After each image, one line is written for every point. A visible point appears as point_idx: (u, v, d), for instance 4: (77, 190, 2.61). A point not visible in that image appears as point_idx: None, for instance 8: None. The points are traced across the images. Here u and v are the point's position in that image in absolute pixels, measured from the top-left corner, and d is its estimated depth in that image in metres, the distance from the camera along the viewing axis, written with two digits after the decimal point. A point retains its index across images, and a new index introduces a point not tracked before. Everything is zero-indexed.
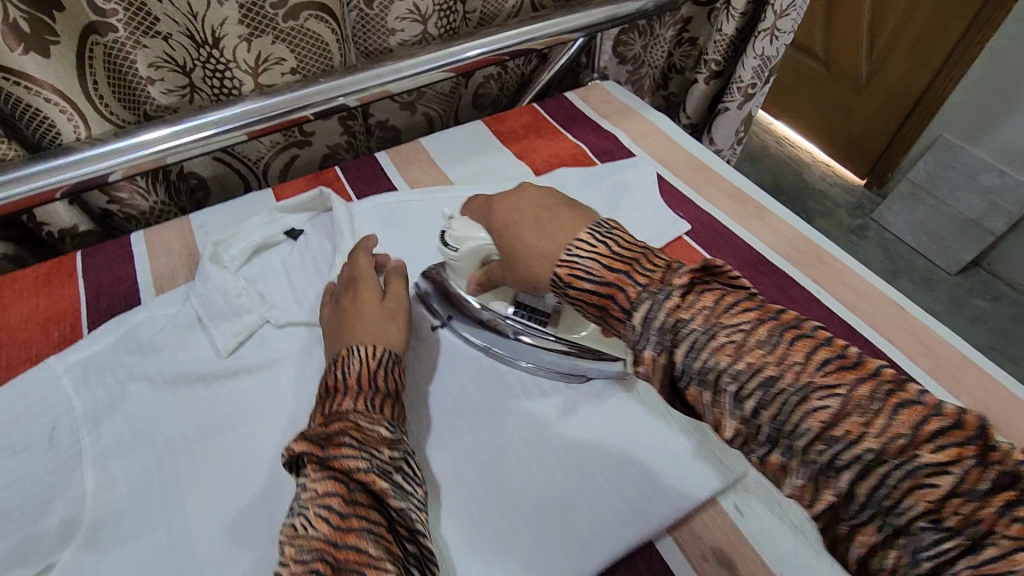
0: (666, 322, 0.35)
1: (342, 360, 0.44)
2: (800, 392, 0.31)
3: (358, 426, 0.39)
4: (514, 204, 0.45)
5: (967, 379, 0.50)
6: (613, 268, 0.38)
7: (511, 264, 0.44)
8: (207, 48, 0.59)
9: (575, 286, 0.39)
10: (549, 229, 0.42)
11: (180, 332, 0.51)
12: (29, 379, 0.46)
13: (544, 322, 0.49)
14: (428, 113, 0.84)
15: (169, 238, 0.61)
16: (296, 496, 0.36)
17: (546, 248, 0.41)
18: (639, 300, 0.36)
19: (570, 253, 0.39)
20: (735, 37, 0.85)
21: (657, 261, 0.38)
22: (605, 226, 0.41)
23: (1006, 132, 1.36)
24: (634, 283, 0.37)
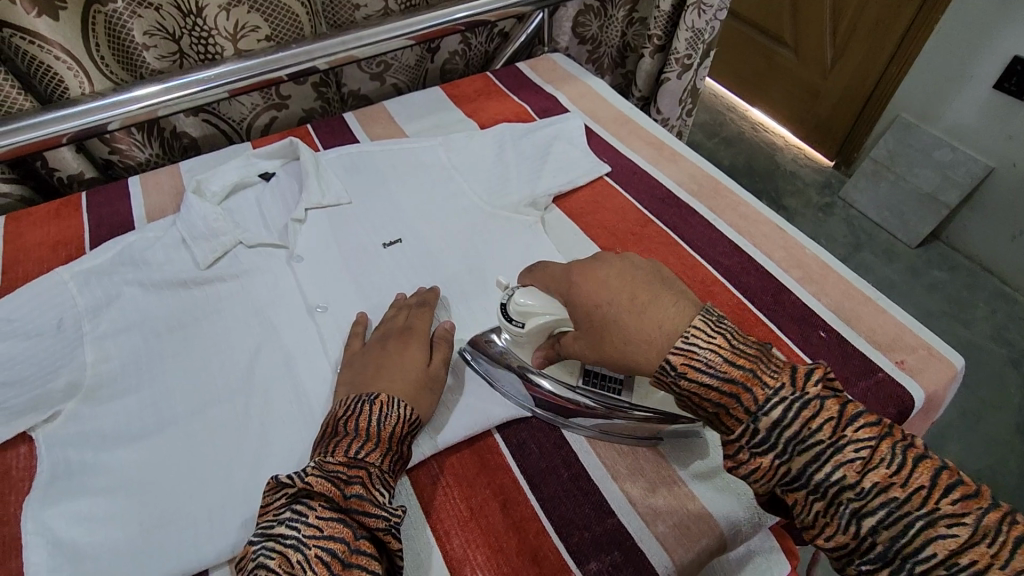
0: (796, 430, 0.37)
1: (382, 407, 0.43)
2: (839, 448, 0.36)
3: (376, 483, 0.40)
4: (602, 277, 0.46)
5: (830, 285, 0.59)
6: (736, 365, 0.39)
7: (601, 339, 0.44)
8: (192, 17, 0.69)
9: (691, 378, 0.40)
10: (648, 314, 0.43)
11: (167, 250, 0.61)
12: (42, 280, 0.55)
13: (619, 391, 0.48)
14: (396, 83, 0.94)
15: (161, 180, 0.71)
16: (297, 526, 0.36)
17: (650, 335, 0.42)
18: (772, 405, 0.37)
19: (685, 342, 0.40)
20: (672, 14, 0.95)
21: (777, 361, 0.40)
22: (715, 314, 0.42)
23: (954, 110, 1.44)
24: (762, 386, 0.38)
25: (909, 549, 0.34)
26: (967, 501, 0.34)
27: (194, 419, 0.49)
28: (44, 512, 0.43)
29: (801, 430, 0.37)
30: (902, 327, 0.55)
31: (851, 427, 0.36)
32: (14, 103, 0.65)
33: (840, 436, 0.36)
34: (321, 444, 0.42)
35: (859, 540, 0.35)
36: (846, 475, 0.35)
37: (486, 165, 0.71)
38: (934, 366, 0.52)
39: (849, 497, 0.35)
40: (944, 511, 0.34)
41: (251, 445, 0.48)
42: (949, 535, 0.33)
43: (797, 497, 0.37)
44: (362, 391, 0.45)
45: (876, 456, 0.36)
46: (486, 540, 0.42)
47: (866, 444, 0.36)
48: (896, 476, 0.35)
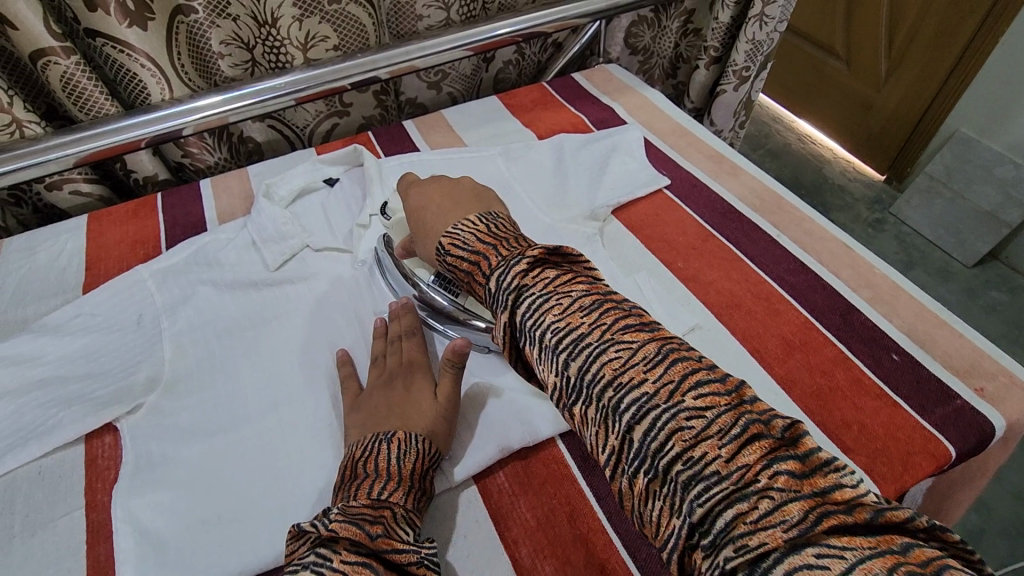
0: (511, 284, 0.38)
1: (400, 444, 0.43)
2: (733, 465, 0.29)
3: (400, 523, 0.39)
4: (427, 194, 0.55)
5: (902, 306, 0.57)
6: (483, 243, 0.43)
7: (422, 237, 0.53)
8: (268, 28, 0.72)
9: (453, 254, 0.44)
10: (448, 212, 0.51)
11: (239, 251, 0.63)
12: (125, 278, 0.58)
13: (456, 293, 0.55)
14: (452, 92, 0.96)
15: (231, 183, 0.73)
16: (324, 569, 0.34)
17: (439, 226, 0.50)
18: (496, 267, 0.39)
19: (454, 229, 0.45)
20: (730, 25, 0.94)
21: (522, 243, 0.42)
22: (495, 217, 0.47)
23: (1019, 125, 1.38)
24: (497, 254, 0.41)
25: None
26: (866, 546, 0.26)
27: (266, 417, 0.51)
28: (130, 501, 0.45)
29: (671, 437, 0.31)
30: (980, 352, 0.53)
31: (763, 459, 0.29)
32: (101, 108, 0.68)
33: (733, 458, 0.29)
34: (342, 489, 0.42)
35: None
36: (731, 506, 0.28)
37: (544, 175, 0.71)
38: (1016, 394, 0.50)
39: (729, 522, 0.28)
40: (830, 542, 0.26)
41: (321, 445, 0.49)
42: None
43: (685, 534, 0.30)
44: (378, 430, 0.45)
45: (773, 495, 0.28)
46: (554, 550, 0.42)
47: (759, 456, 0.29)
48: None
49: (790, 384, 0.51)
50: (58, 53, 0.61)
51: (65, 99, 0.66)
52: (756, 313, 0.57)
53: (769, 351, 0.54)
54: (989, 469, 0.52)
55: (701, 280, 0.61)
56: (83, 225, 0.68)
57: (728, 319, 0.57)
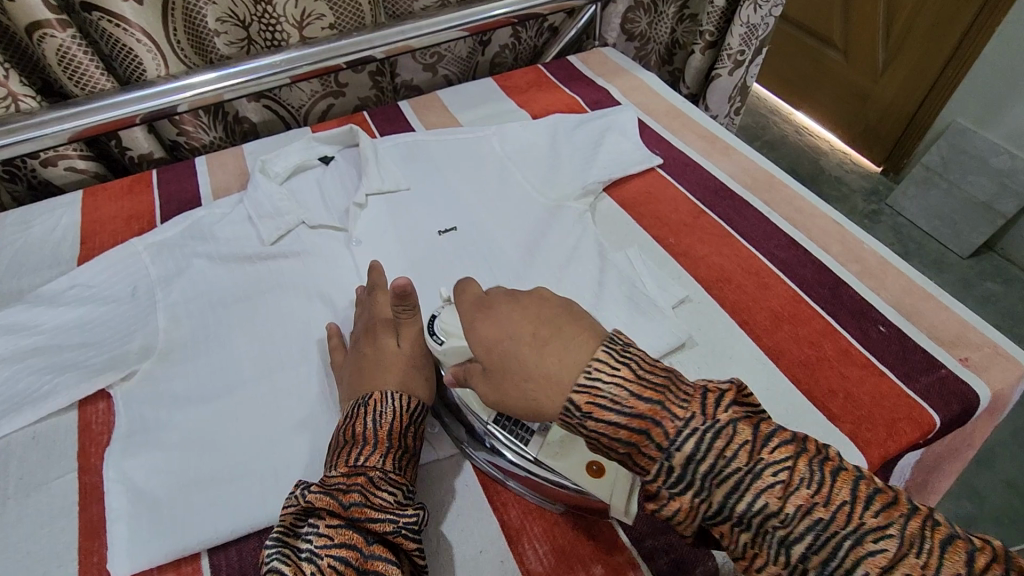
0: (710, 463, 0.32)
1: (375, 407, 0.43)
2: (758, 473, 0.32)
3: (379, 486, 0.39)
4: (503, 317, 0.40)
5: (890, 281, 0.58)
6: (643, 398, 0.33)
7: (515, 382, 0.38)
8: (263, 5, 0.72)
9: (598, 418, 0.34)
10: (551, 348, 0.37)
11: (233, 225, 0.63)
12: (120, 250, 0.59)
13: (527, 440, 0.43)
14: (448, 75, 0.96)
15: (226, 160, 0.73)
16: (309, 538, 0.37)
17: (553, 371, 0.36)
18: (684, 439, 0.32)
19: (589, 377, 0.34)
20: (726, 9, 0.94)
21: (687, 389, 0.34)
22: (620, 345, 0.36)
23: (1014, 115, 1.38)
24: (673, 417, 0.33)
25: (843, 571, 0.30)
26: (890, 509, 0.31)
27: (259, 385, 0.51)
28: (123, 464, 0.45)
29: (715, 462, 0.32)
30: (968, 325, 0.54)
31: (766, 448, 0.32)
32: (96, 83, 0.68)
33: (758, 459, 0.32)
34: (330, 452, 0.42)
35: None
36: (770, 502, 0.31)
37: (538, 153, 0.72)
38: (1000, 365, 0.51)
39: (775, 524, 0.31)
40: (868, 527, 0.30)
41: (313, 413, 0.49)
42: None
43: (722, 527, 0.33)
44: (359, 394, 0.44)
45: (796, 476, 0.31)
46: (542, 513, 0.43)
47: (784, 466, 0.31)
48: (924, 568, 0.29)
49: (778, 354, 0.52)
50: (54, 26, 0.61)
51: (61, 74, 0.66)
52: (746, 288, 0.58)
53: (757, 323, 0.55)
54: (974, 440, 0.53)
55: (693, 255, 0.61)
56: (78, 200, 0.68)
57: (719, 292, 0.57)
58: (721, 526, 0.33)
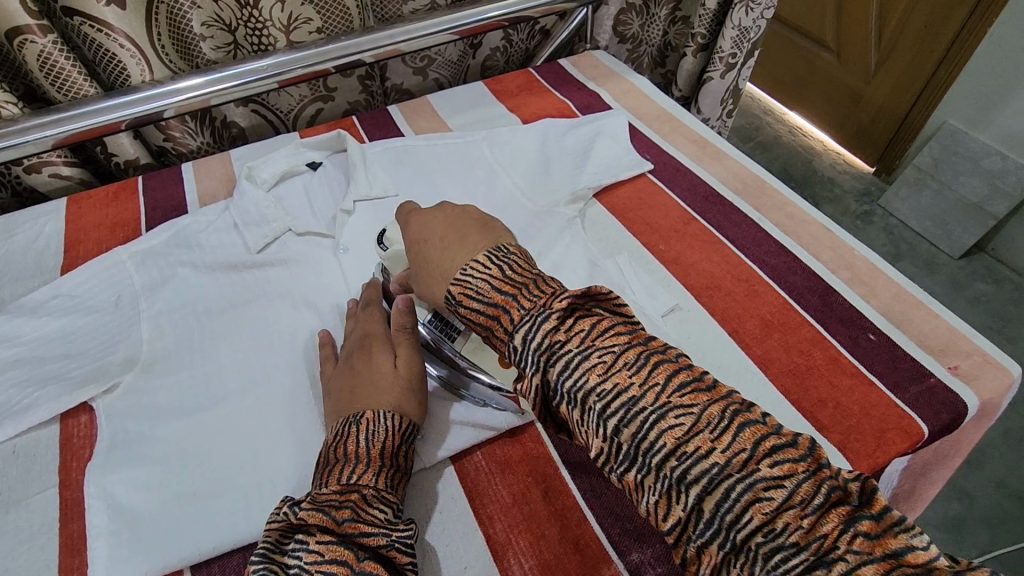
0: (542, 343, 0.36)
1: (367, 425, 0.42)
2: (586, 355, 0.35)
3: (372, 503, 0.39)
4: (426, 225, 0.48)
5: (880, 287, 0.58)
6: (501, 292, 0.40)
7: (424, 278, 0.46)
8: (248, 9, 0.71)
9: (465, 305, 0.41)
10: (449, 252, 0.44)
11: (219, 233, 0.63)
12: (104, 259, 0.58)
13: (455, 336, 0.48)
14: (439, 79, 0.96)
15: (213, 167, 0.73)
16: (299, 555, 0.36)
17: (445, 268, 0.44)
18: (521, 322, 0.37)
19: (463, 273, 0.42)
20: (717, 12, 0.94)
21: (547, 288, 0.39)
22: (506, 252, 0.42)
23: (1006, 116, 1.39)
24: (519, 306, 0.38)
25: (733, 518, 0.30)
26: (794, 465, 0.30)
27: (244, 397, 0.51)
28: (104, 478, 0.44)
29: (683, 455, 0.31)
30: (957, 333, 0.54)
31: (676, 393, 0.33)
32: (80, 89, 0.67)
33: (590, 345, 0.35)
34: (318, 473, 0.42)
35: None
36: (668, 443, 0.31)
37: (528, 159, 0.71)
38: (990, 373, 0.51)
39: (594, 399, 0.34)
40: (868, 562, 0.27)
41: (299, 424, 0.49)
42: None
43: (564, 411, 0.36)
44: (349, 413, 0.44)
45: (699, 420, 0.32)
46: (529, 526, 0.43)
47: (775, 482, 0.29)
48: None
49: (767, 363, 0.52)
50: (35, 31, 0.61)
51: (43, 79, 0.65)
52: (735, 295, 0.57)
53: (747, 332, 0.54)
54: (962, 448, 0.52)
55: (683, 262, 0.61)
56: (62, 208, 0.68)
57: (708, 300, 0.57)
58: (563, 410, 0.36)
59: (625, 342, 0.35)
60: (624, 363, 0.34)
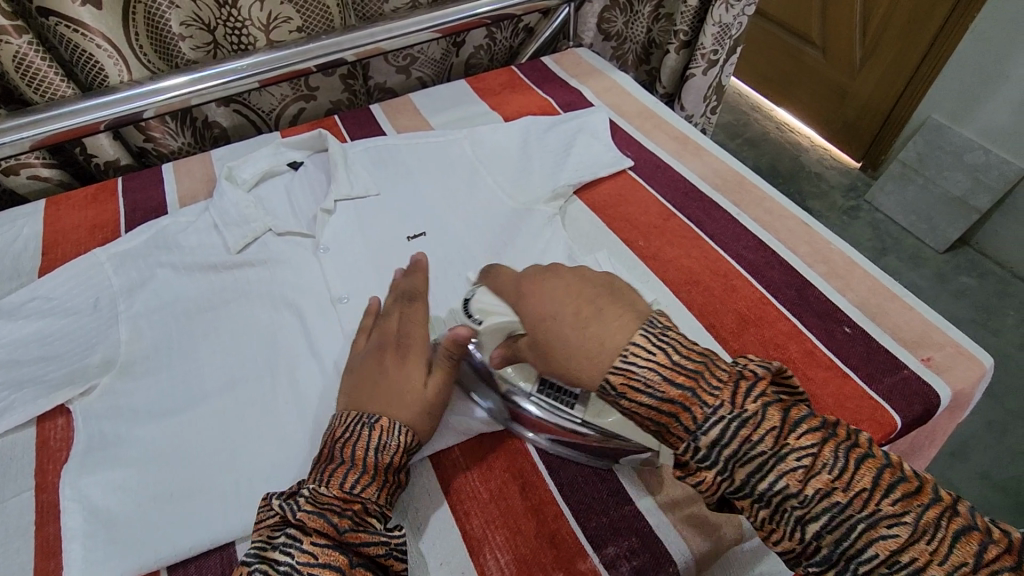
0: (733, 445, 0.35)
1: (382, 437, 0.41)
2: (782, 457, 0.34)
3: (371, 512, 0.39)
4: (549, 292, 0.43)
5: (855, 281, 0.58)
6: (674, 383, 0.36)
7: (549, 358, 0.41)
8: (227, 8, 0.71)
9: (631, 398, 0.37)
10: (590, 329, 0.39)
11: (199, 234, 0.63)
12: (82, 260, 0.57)
13: (571, 404, 0.45)
14: (422, 77, 0.96)
15: (193, 168, 0.72)
16: (290, 553, 0.35)
17: (591, 350, 0.39)
18: (708, 422, 0.35)
19: (624, 361, 0.37)
20: (699, 9, 0.94)
21: (721, 373, 0.37)
22: (657, 327, 0.39)
23: (988, 111, 1.41)
24: (700, 404, 0.36)
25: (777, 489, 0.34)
26: (1013, 574, 0.31)
27: (223, 398, 0.50)
28: (81, 481, 0.44)
29: (740, 445, 0.35)
30: (931, 325, 0.54)
31: (885, 498, 0.33)
32: (57, 90, 0.67)
33: (783, 445, 0.34)
34: (317, 467, 0.41)
35: None
36: (880, 554, 0.32)
37: (510, 157, 0.71)
38: (963, 364, 0.51)
39: (698, 436, 0.35)
40: (888, 511, 0.33)
41: (278, 426, 0.49)
42: None
43: (746, 503, 0.36)
44: (362, 410, 0.43)
45: (915, 528, 0.32)
46: (505, 522, 0.43)
47: (809, 452, 0.34)
48: (937, 554, 0.31)
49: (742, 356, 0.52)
50: (9, 32, 0.60)
51: (20, 80, 0.65)
52: (712, 290, 0.58)
53: (724, 326, 0.55)
54: (936, 437, 0.53)
55: (662, 258, 0.61)
56: (40, 210, 0.67)
57: (686, 295, 0.58)
58: (742, 502, 0.36)
59: (821, 440, 0.34)
60: (822, 464, 0.34)
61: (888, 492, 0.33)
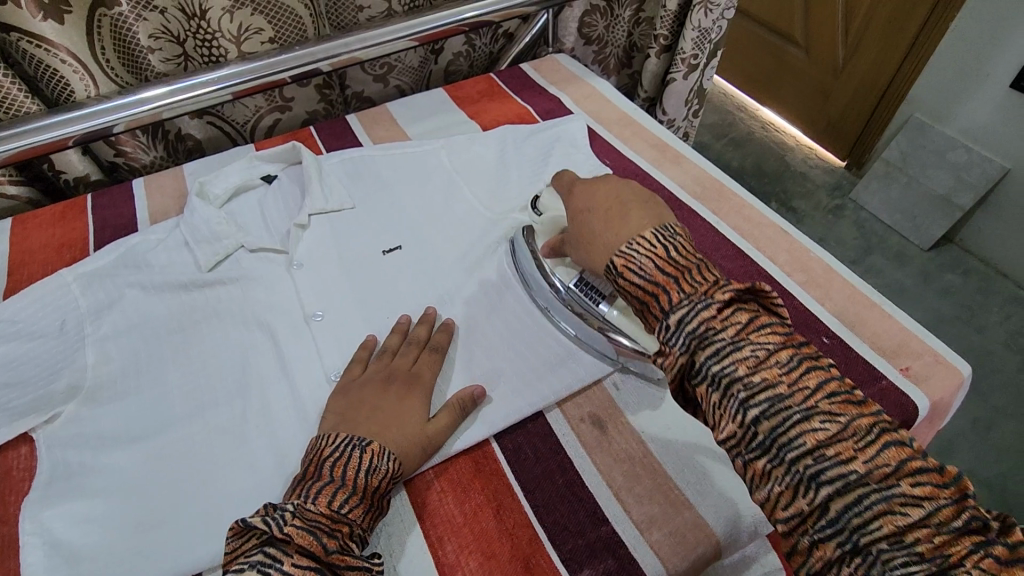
0: (698, 327, 0.39)
1: (373, 460, 0.41)
2: (739, 347, 0.38)
3: (353, 538, 0.39)
4: (592, 196, 0.50)
5: (834, 289, 0.58)
6: (663, 272, 0.42)
7: (584, 247, 0.49)
8: (196, 20, 0.70)
9: (626, 278, 0.43)
10: (616, 223, 0.47)
11: (169, 252, 0.61)
12: (45, 282, 0.54)
13: (597, 300, 0.52)
14: (400, 85, 0.95)
15: (164, 183, 0.71)
16: (270, 574, 0.35)
17: (609, 239, 0.47)
18: (680, 304, 0.40)
19: (629, 247, 0.44)
20: (678, 13, 0.94)
21: (708, 275, 0.42)
22: (669, 233, 0.45)
23: (969, 109, 1.42)
24: (679, 289, 0.41)
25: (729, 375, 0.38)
26: (936, 489, 0.34)
27: (193, 421, 0.49)
28: (43, 514, 0.43)
29: (703, 328, 0.39)
30: (909, 333, 0.54)
31: (826, 399, 0.36)
32: (22, 106, 0.65)
33: (744, 338, 0.39)
34: (300, 487, 0.40)
35: (805, 501, 0.35)
36: (808, 443, 0.35)
37: (487, 168, 0.70)
38: (940, 374, 0.51)
39: (672, 320, 0.40)
40: (826, 410, 0.36)
41: (249, 449, 0.48)
42: (901, 512, 0.33)
43: (700, 390, 0.40)
44: (353, 434, 0.43)
45: (846, 429, 0.36)
46: (478, 547, 0.42)
47: (766, 347, 0.38)
48: (861, 453, 0.35)
49: None
50: None
51: None
52: None
53: None
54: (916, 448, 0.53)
55: None
56: (6, 229, 0.66)
57: None
58: (698, 389, 0.40)
59: (780, 342, 0.39)
60: (776, 361, 0.38)
61: (830, 394, 0.36)
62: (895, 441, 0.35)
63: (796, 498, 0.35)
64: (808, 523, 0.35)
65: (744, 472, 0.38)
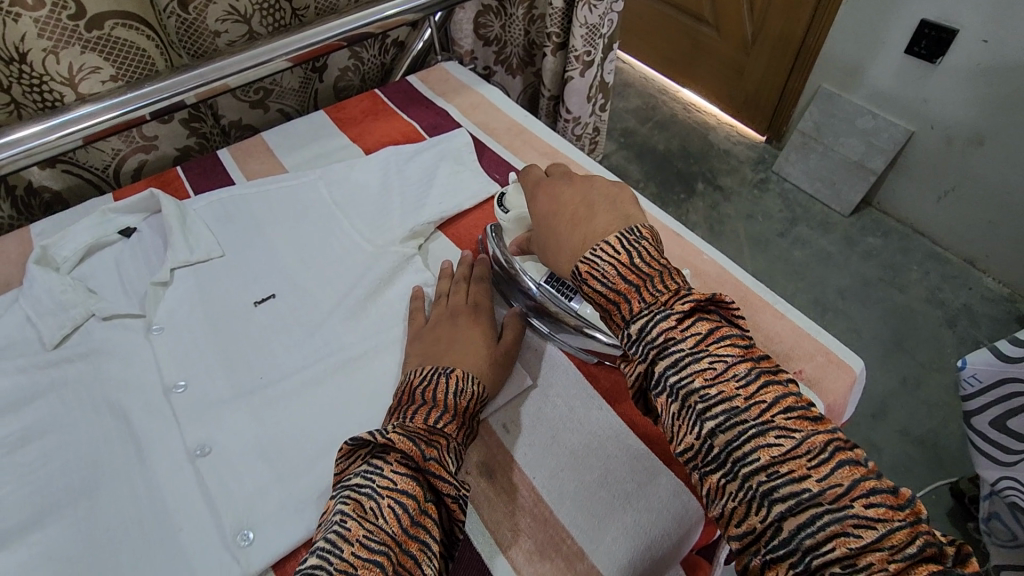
0: (657, 336, 0.37)
1: (459, 382, 0.44)
2: (697, 357, 0.36)
3: (450, 454, 0.40)
4: (560, 195, 0.50)
5: (728, 292, 0.56)
6: (625, 279, 0.40)
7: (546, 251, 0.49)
8: (15, 64, 0.63)
9: (589, 286, 0.41)
10: (578, 230, 0.46)
11: (7, 330, 0.54)
12: None
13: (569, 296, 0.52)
14: (283, 108, 0.88)
15: (7, 247, 0.64)
16: (373, 477, 0.37)
17: (573, 245, 0.45)
18: (640, 314, 0.38)
19: (592, 254, 0.42)
20: (567, 9, 0.91)
21: (670, 283, 0.39)
22: (636, 235, 0.42)
23: (873, 77, 1.45)
24: (641, 298, 0.39)
25: (685, 384, 0.36)
26: (892, 511, 0.30)
27: (35, 529, 0.44)
28: None
29: (661, 338, 0.37)
30: (802, 333, 0.53)
31: (782, 414, 0.33)
32: None
33: (703, 349, 0.36)
34: (398, 411, 0.43)
35: (757, 518, 0.32)
36: (762, 458, 0.33)
37: (367, 197, 0.66)
38: (833, 373, 0.50)
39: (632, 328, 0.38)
40: (782, 424, 0.33)
41: (101, 553, 0.43)
42: (853, 534, 0.30)
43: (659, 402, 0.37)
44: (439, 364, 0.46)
45: (800, 446, 0.32)
46: None
47: (724, 358, 0.35)
48: (815, 470, 0.31)
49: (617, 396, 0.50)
50: None
51: None
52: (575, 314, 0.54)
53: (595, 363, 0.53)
54: None
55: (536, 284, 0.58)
56: None
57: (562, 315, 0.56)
58: (658, 401, 0.37)
59: (739, 354, 0.36)
60: (732, 375, 0.35)
61: (786, 408, 0.33)
62: (850, 457, 0.32)
63: (750, 515, 0.33)
64: (761, 541, 0.32)
65: (701, 486, 0.35)
